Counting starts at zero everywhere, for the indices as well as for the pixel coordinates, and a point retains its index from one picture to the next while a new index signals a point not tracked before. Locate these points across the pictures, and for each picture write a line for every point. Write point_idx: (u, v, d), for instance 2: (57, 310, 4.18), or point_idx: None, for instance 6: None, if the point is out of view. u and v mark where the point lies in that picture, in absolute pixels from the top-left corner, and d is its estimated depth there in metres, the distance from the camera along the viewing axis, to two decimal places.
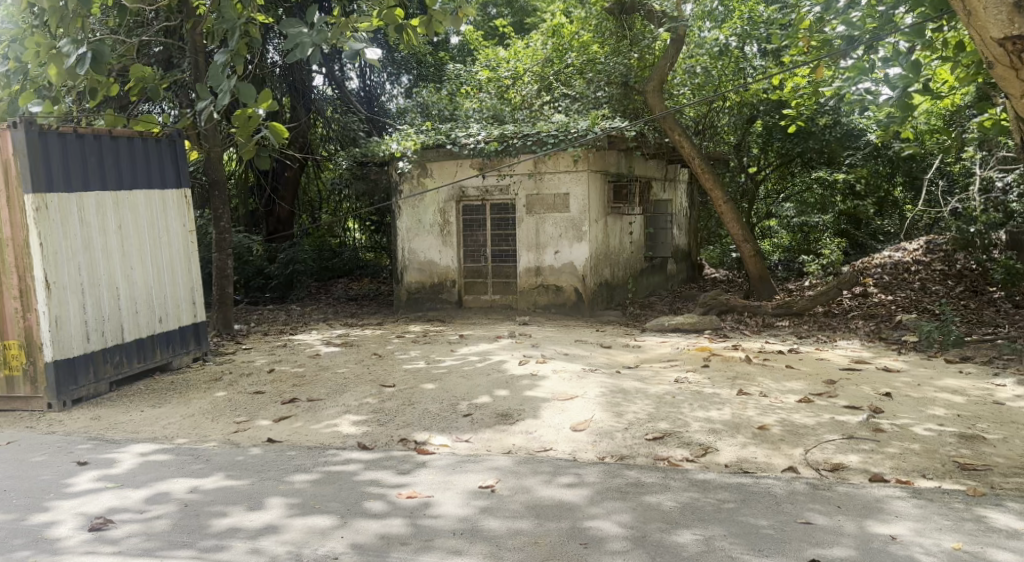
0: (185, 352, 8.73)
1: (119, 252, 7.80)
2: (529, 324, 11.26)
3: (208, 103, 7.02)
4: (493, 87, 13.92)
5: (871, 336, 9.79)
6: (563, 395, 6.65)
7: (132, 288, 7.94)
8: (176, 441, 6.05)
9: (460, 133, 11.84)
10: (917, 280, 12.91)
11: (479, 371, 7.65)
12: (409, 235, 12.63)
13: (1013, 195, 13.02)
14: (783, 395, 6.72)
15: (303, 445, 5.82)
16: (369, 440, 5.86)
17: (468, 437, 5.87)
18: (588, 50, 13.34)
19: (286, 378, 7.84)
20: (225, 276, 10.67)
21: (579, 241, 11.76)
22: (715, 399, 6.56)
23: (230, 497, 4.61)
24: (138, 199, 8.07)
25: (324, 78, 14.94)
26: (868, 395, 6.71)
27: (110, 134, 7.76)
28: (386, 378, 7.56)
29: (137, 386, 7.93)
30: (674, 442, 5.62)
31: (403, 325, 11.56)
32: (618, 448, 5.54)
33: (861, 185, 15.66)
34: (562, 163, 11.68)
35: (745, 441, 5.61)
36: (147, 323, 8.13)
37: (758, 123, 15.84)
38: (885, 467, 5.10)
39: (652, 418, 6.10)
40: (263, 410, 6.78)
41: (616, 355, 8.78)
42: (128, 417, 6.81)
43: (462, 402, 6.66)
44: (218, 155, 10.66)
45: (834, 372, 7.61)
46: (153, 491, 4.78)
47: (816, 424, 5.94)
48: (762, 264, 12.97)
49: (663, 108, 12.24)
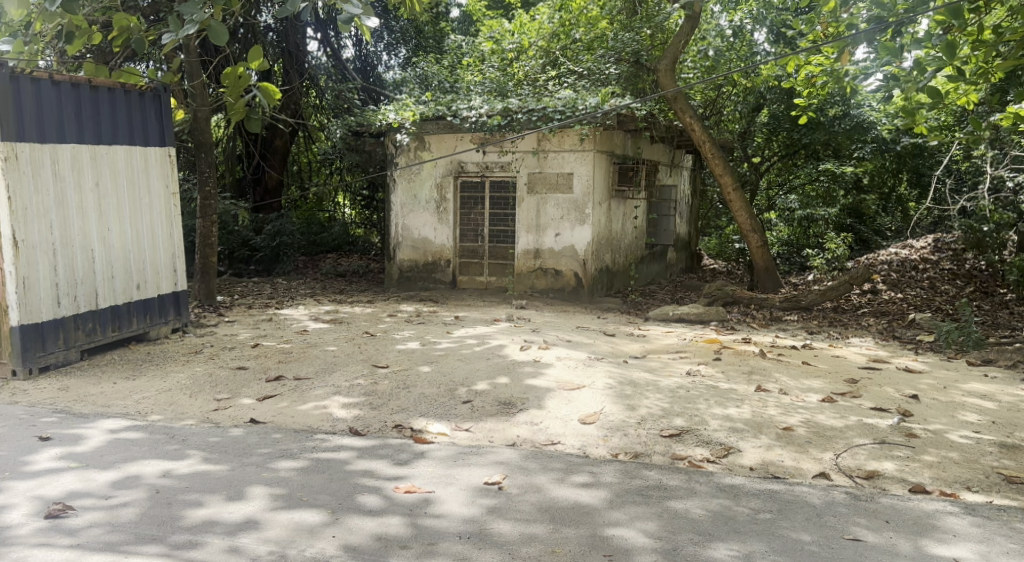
0: (164, 323, 8.20)
1: (96, 212, 7.26)
2: (527, 308, 10.78)
3: (175, 36, 6.35)
4: (495, 60, 13.27)
5: (884, 334, 9.43)
6: (569, 384, 6.19)
7: (109, 252, 7.41)
8: (150, 418, 5.54)
9: (461, 105, 11.25)
10: (926, 278, 12.55)
11: (478, 355, 7.17)
12: (404, 211, 12.12)
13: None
14: (804, 393, 6.29)
15: (289, 427, 5.34)
16: (362, 425, 5.38)
17: (469, 425, 5.42)
18: (595, 26, 12.97)
19: (271, 354, 7.33)
20: (210, 243, 10.22)
21: (580, 224, 11.28)
22: (732, 395, 6.13)
23: (206, 484, 4.13)
24: (119, 155, 7.51)
25: (318, 44, 14.45)
26: (894, 397, 6.30)
27: (90, 83, 7.17)
28: (379, 358, 7.08)
29: (110, 356, 7.40)
30: (693, 440, 5.18)
31: (395, 304, 11.07)
32: (633, 445, 5.11)
33: (867, 178, 15.45)
34: (567, 141, 11.18)
35: (770, 443, 5.18)
36: (123, 289, 7.60)
37: (765, 111, 15.40)
38: (924, 478, 4.70)
39: (667, 413, 5.66)
40: (245, 387, 6.29)
41: (621, 343, 8.34)
42: (99, 389, 6.30)
43: (461, 387, 6.19)
44: (205, 116, 10.10)
45: (854, 371, 7.20)
46: (121, 473, 4.28)
47: (844, 427, 5.52)
48: (768, 256, 12.52)
49: (674, 85, 11.76)
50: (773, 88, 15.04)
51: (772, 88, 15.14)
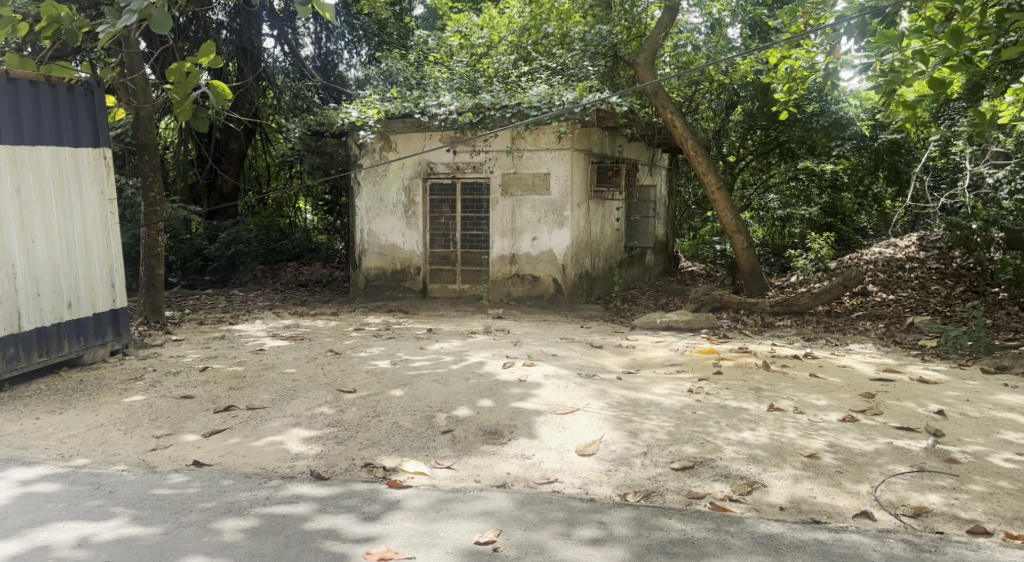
0: (100, 344, 7.32)
1: (17, 221, 6.41)
2: (504, 318, 10.07)
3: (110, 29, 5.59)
4: (465, 55, 12.66)
5: (885, 339, 8.85)
6: (562, 408, 5.48)
7: (33, 266, 6.55)
8: (74, 463, 4.73)
9: (430, 102, 10.51)
10: (914, 278, 11.94)
11: (456, 375, 6.41)
12: (369, 216, 11.36)
13: (1004, 193, 12.05)
14: (822, 412, 5.62)
15: (238, 472, 4.56)
16: (324, 467, 4.61)
17: (450, 462, 4.68)
18: (568, 20, 12.42)
19: (222, 379, 6.50)
20: (155, 254, 9.29)
21: (559, 226, 10.59)
22: (745, 416, 5.45)
23: (130, 555, 3.40)
24: (43, 157, 6.65)
25: (274, 42, 13.69)
26: (919, 414, 5.67)
27: (7, 76, 6.30)
28: (345, 381, 6.29)
29: (37, 385, 6.53)
30: (709, 473, 4.50)
31: (360, 316, 10.29)
32: (641, 481, 4.41)
33: (845, 177, 14.71)
34: (543, 139, 10.52)
35: (797, 474, 4.51)
36: (51, 308, 6.74)
37: (739, 109, 14.99)
38: (980, 514, 4.08)
39: (674, 440, 4.97)
40: (190, 420, 5.48)
41: (611, 356, 7.65)
42: (17, 427, 5.44)
43: (439, 414, 5.44)
44: (147, 114, 9.25)
45: (868, 383, 6.55)
46: (27, 544, 3.52)
47: (875, 452, 4.87)
48: (754, 258, 11.90)
49: (653, 80, 11.14)
50: (747, 85, 14.60)
51: (745, 86, 14.73)
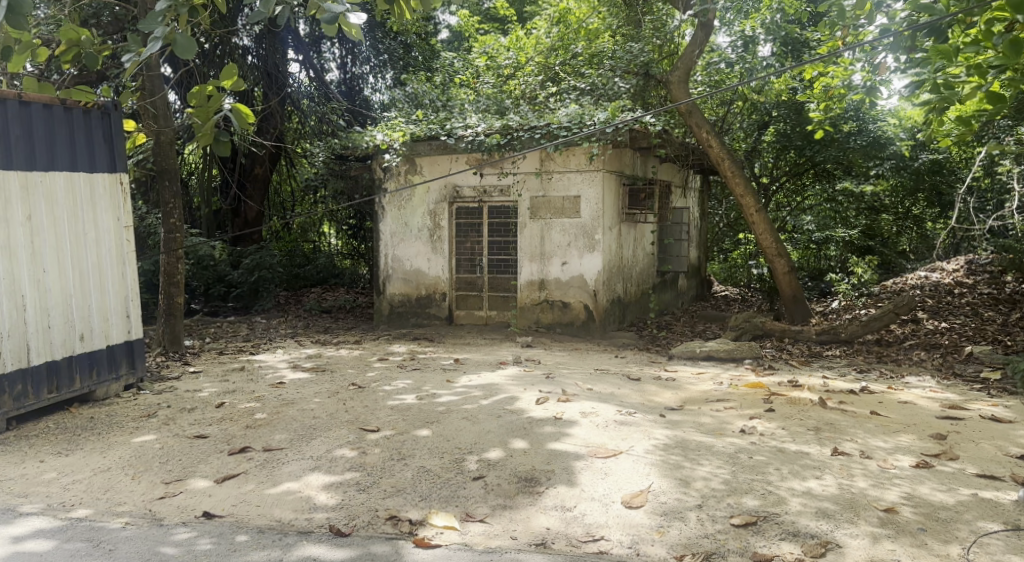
0: (115, 378, 6.97)
1: (27, 251, 6.11)
2: (533, 347, 9.63)
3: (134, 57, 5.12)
4: (492, 76, 12.39)
5: (943, 371, 8.29)
6: (603, 450, 5.01)
7: (44, 297, 6.23)
8: (75, 513, 4.35)
9: (456, 124, 10.17)
10: (966, 304, 11.31)
11: (486, 412, 5.95)
12: (394, 240, 10.99)
13: None
14: (892, 457, 5.10)
15: (253, 525, 4.15)
16: (345, 520, 4.19)
17: (483, 515, 4.24)
18: (597, 39, 12.08)
19: (239, 416, 6.10)
20: (175, 281, 8.98)
21: (590, 250, 10.13)
22: (807, 461, 4.94)
23: None
24: (56, 184, 6.36)
25: (299, 67, 13.40)
26: (999, 458, 5.13)
27: (19, 99, 6.04)
28: (369, 419, 5.86)
29: (45, 422, 6.19)
30: (775, 531, 4.01)
31: (385, 344, 9.89)
32: (698, 540, 3.95)
33: (886, 198, 14.24)
34: (573, 160, 10.10)
35: (874, 531, 4.01)
36: (63, 342, 6.41)
37: (772, 129, 14.18)
38: None
39: (732, 489, 4.48)
40: (203, 463, 5.08)
41: (652, 390, 7.16)
42: (20, 470, 5.08)
43: (470, 457, 4.99)
44: (169, 139, 8.93)
45: (936, 422, 6.00)
46: None
47: (958, 504, 4.35)
48: (796, 283, 11.34)
49: (687, 98, 10.72)
50: (781, 104, 13.89)
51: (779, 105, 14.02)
